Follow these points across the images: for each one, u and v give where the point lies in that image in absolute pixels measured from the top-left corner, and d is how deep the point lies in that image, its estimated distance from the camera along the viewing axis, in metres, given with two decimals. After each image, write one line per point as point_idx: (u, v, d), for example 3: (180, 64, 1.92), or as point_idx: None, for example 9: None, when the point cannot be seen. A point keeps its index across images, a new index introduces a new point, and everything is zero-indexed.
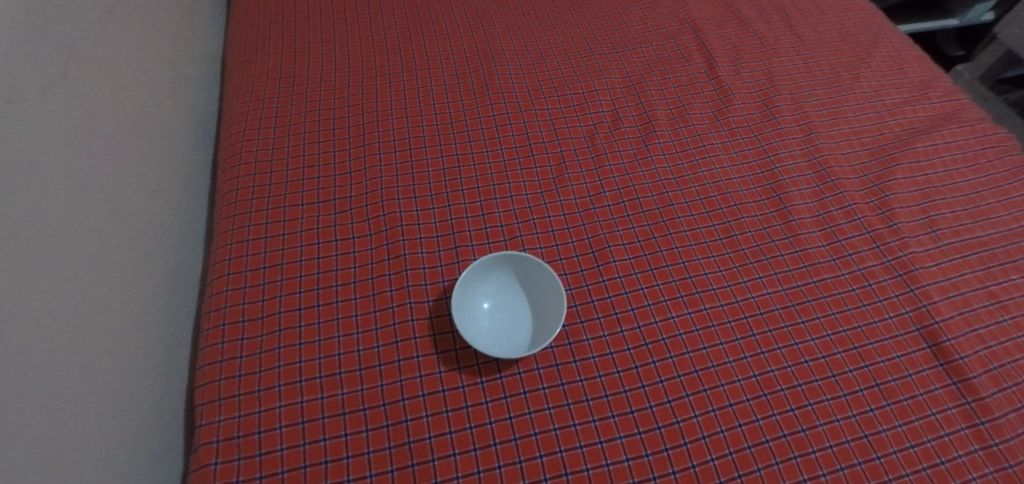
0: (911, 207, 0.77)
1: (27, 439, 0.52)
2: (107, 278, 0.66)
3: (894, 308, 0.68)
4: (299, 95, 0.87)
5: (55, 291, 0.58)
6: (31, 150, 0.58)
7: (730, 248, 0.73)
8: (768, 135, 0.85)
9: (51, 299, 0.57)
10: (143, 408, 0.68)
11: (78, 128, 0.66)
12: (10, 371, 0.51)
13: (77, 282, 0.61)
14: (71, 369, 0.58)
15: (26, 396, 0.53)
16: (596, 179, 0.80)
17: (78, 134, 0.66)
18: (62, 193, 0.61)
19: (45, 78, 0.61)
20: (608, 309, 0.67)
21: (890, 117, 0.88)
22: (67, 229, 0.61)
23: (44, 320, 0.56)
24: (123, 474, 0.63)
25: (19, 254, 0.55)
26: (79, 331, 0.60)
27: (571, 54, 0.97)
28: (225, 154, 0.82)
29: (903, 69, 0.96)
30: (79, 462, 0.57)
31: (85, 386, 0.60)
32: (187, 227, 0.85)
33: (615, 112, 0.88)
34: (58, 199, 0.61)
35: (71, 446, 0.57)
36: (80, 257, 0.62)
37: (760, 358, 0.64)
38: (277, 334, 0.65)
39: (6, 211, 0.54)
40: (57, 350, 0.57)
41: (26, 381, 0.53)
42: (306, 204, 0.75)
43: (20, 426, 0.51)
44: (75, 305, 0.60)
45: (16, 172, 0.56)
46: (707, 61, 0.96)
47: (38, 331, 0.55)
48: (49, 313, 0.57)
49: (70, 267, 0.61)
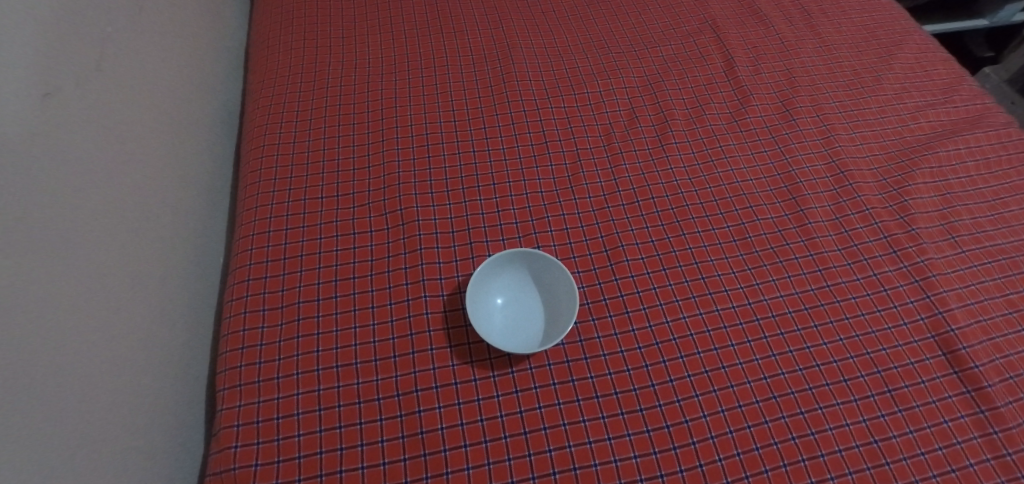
0: (931, 213, 0.76)
1: (58, 416, 0.55)
2: (134, 265, 0.68)
3: (909, 314, 0.68)
4: (320, 90, 0.89)
5: (86, 277, 0.60)
6: (68, 140, 0.61)
7: (744, 250, 0.73)
8: (786, 137, 0.84)
9: (82, 284, 0.60)
10: (166, 391, 0.70)
11: (109, 120, 0.68)
12: (47, 350, 0.54)
13: (106, 268, 0.64)
14: (100, 351, 0.61)
15: (60, 375, 0.56)
16: (611, 178, 0.80)
17: (110, 125, 0.68)
18: (95, 182, 0.64)
19: (80, 71, 0.64)
20: (619, 308, 0.67)
21: (912, 120, 0.87)
22: (97, 216, 0.64)
23: (77, 304, 0.59)
24: (147, 454, 0.65)
25: (52, 240, 0.57)
26: (107, 315, 0.63)
27: (589, 52, 0.97)
28: (248, 147, 0.84)
29: (927, 72, 0.94)
30: (106, 441, 0.60)
31: (114, 368, 0.62)
32: (210, 217, 0.87)
33: (631, 111, 0.88)
34: (92, 187, 0.64)
35: (99, 425, 0.59)
36: (109, 243, 0.65)
37: (771, 360, 0.64)
38: (296, 323, 0.66)
39: (45, 196, 0.57)
40: (88, 332, 0.60)
41: (59, 361, 0.56)
42: (325, 197, 0.77)
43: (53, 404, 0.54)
44: (103, 290, 0.63)
45: (54, 159, 0.59)
46: (726, 61, 0.95)
47: (70, 314, 0.58)
48: (81, 297, 0.59)
49: (100, 254, 0.63)
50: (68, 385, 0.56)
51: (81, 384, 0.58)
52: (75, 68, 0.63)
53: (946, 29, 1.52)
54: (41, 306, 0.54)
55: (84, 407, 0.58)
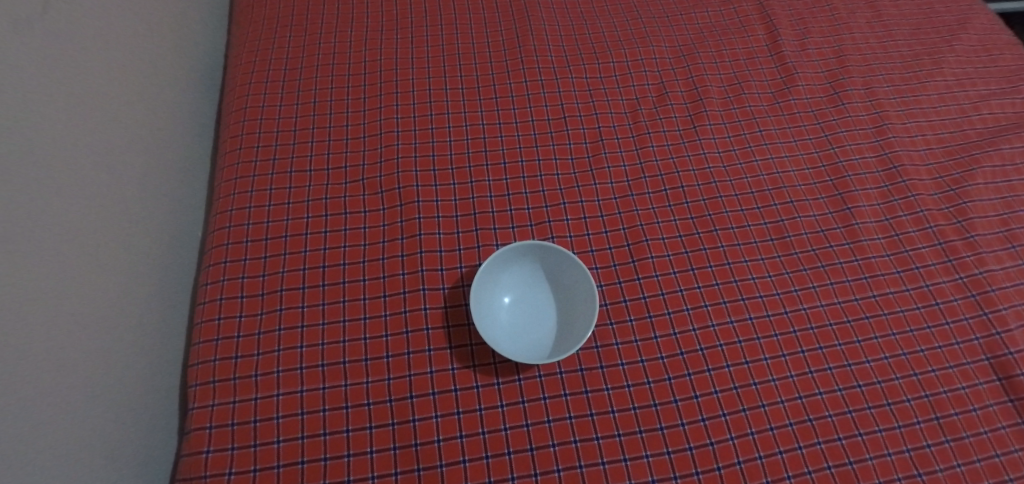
0: (990, 218, 0.68)
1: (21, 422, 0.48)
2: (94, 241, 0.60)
3: (963, 333, 0.61)
4: (311, 45, 0.79)
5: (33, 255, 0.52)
6: (10, 94, 0.52)
7: (782, 251, 0.65)
8: (833, 123, 0.75)
9: (37, 265, 0.52)
10: (135, 381, 0.63)
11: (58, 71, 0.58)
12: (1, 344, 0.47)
13: (59, 244, 0.55)
14: (63, 342, 0.54)
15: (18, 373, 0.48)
16: (636, 161, 0.72)
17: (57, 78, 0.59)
18: (50, 144, 0.56)
19: (18, 14, 0.54)
20: (641, 312, 0.60)
21: (973, 111, 0.78)
22: (53, 185, 0.55)
23: (29, 286, 0.51)
24: (113, 450, 0.59)
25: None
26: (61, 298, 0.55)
27: (615, 16, 0.87)
28: (229, 107, 0.75)
29: (992, 56, 0.84)
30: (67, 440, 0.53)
31: (76, 359, 0.55)
32: (187, 184, 0.79)
33: (661, 86, 0.79)
34: (46, 150, 0.55)
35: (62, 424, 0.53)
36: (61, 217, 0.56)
37: (808, 378, 0.58)
38: (278, 314, 0.59)
39: None
40: (46, 320, 0.52)
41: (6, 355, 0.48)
42: (314, 169, 0.68)
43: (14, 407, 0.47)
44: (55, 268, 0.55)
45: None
46: (769, 33, 0.85)
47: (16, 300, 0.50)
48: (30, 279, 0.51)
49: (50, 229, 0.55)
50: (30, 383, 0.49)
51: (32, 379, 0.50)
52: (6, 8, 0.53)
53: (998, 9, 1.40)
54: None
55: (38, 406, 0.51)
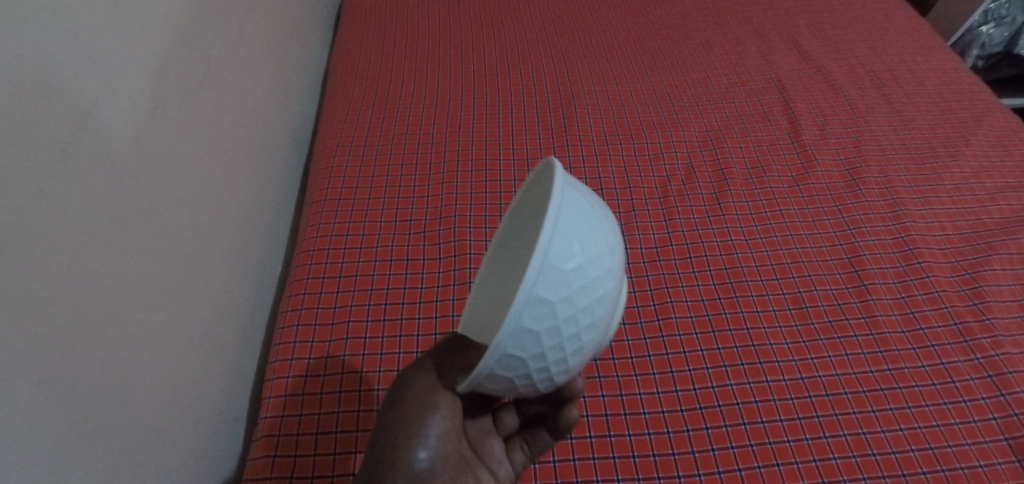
0: (1009, 302, 0.72)
1: (140, 422, 0.56)
2: (193, 274, 0.67)
3: (980, 412, 0.63)
4: (390, 118, 0.94)
5: (139, 278, 0.57)
6: (170, 154, 0.64)
7: (799, 320, 0.71)
8: (850, 206, 0.82)
9: (166, 288, 0.62)
10: (222, 393, 0.73)
11: (193, 132, 0.69)
12: (132, 360, 0.55)
13: (188, 271, 0.66)
14: (173, 354, 0.62)
15: (141, 378, 0.56)
16: (664, 230, 0.80)
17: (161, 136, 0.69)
18: (186, 194, 0.67)
19: (187, 87, 0.68)
20: (663, 367, 0.67)
21: (991, 202, 0.83)
22: (182, 227, 0.66)
23: (157, 305, 0.60)
24: (197, 446, 0.66)
25: (118, 239, 0.55)
26: (157, 322, 0.60)
27: (650, 103, 0.98)
28: (317, 166, 0.90)
29: (1009, 151, 0.91)
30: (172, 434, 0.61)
31: (183, 375, 0.64)
32: (273, 227, 0.93)
33: (689, 166, 0.88)
34: (183, 198, 0.66)
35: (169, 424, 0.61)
36: (168, 248, 0.63)
37: (823, 442, 0.61)
38: (344, 342, 0.68)
39: (142, 200, 0.59)
40: (164, 337, 0.60)
41: (104, 364, 0.51)
42: (384, 221, 0.80)
43: (136, 406, 0.55)
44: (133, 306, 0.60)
45: (154, 170, 0.61)
46: (791, 123, 0.94)
47: (122, 321, 0.54)
48: (134, 302, 0.56)
49: (158, 261, 0.61)
50: (144, 394, 0.57)
51: (122, 396, 0.53)
52: (168, 78, 0.64)
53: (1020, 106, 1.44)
54: (92, 304, 0.51)
55: (128, 418, 0.54)
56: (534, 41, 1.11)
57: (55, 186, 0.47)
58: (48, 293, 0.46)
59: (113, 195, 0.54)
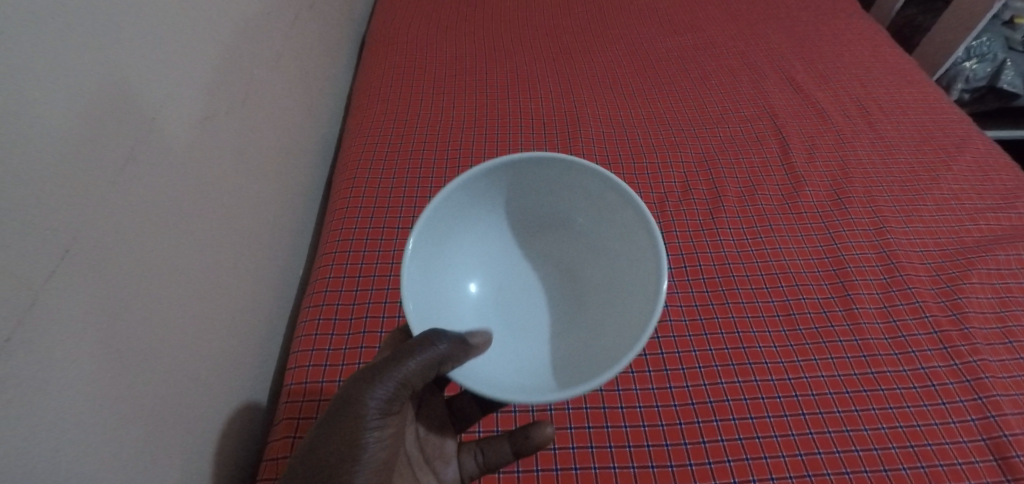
0: (987, 313, 0.76)
1: (178, 396, 0.62)
2: (229, 269, 0.74)
3: (959, 413, 0.67)
4: (408, 135, 1.01)
5: (184, 267, 0.64)
6: (216, 162, 0.72)
7: (787, 326, 0.75)
8: (836, 222, 0.87)
9: (206, 279, 0.69)
10: (249, 383, 0.79)
11: (235, 142, 0.77)
12: (174, 340, 0.62)
13: (225, 266, 0.73)
14: (208, 340, 0.68)
15: (180, 357, 0.63)
16: (661, 242, 0.86)
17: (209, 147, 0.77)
18: (227, 196, 0.74)
19: (231, 103, 0.76)
20: (658, 365, 0.72)
21: (970, 221, 0.88)
22: (222, 226, 0.73)
23: (197, 292, 0.66)
24: (226, 429, 0.72)
25: (168, 231, 0.62)
26: (196, 310, 0.66)
27: (650, 126, 1.05)
28: (340, 178, 0.97)
29: (988, 176, 0.96)
30: (206, 414, 0.67)
31: (216, 360, 0.70)
32: (300, 235, 1.01)
33: (686, 184, 0.94)
34: (224, 200, 0.74)
35: (203, 404, 0.67)
36: (209, 243, 0.70)
37: (808, 438, 0.65)
38: (362, 335, 0.73)
39: (190, 199, 0.66)
40: (200, 323, 0.67)
41: (149, 341, 0.58)
42: (401, 228, 0.86)
43: (175, 382, 0.62)
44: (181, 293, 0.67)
45: (202, 174, 0.68)
46: (781, 146, 1.00)
47: (167, 304, 0.61)
48: (177, 288, 0.63)
49: (201, 255, 0.68)
50: (182, 372, 0.63)
51: (162, 369, 0.60)
52: (217, 93, 0.73)
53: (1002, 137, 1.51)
54: (144, 286, 0.58)
55: (165, 390, 0.60)
56: (543, 69, 1.19)
57: (120, 182, 0.55)
58: (107, 271, 0.53)
59: (166, 193, 0.62)
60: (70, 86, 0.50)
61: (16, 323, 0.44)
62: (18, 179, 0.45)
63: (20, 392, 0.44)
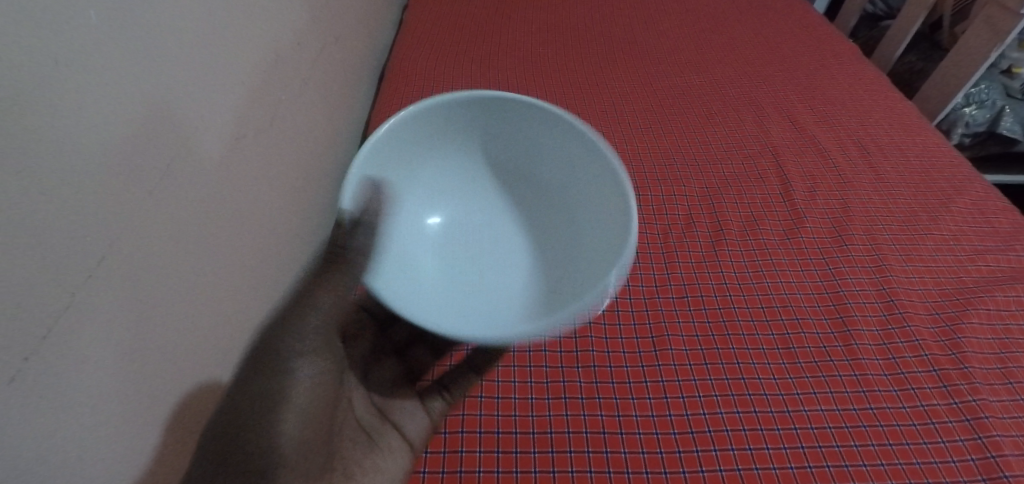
0: (986, 354, 0.77)
1: (189, 402, 0.64)
2: (246, 282, 0.77)
3: (959, 452, 0.67)
4: None
5: (206, 278, 0.67)
6: (241, 179, 0.76)
7: (787, 358, 0.77)
8: (836, 259, 0.89)
9: (225, 291, 0.71)
10: None
11: (260, 162, 0.81)
12: (189, 348, 0.64)
13: (244, 279, 0.76)
14: (222, 349, 0.70)
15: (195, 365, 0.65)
16: (664, 271, 0.88)
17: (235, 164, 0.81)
18: (249, 213, 0.78)
19: (259, 125, 0.81)
20: (659, 392, 0.73)
21: (969, 262, 0.90)
22: (244, 240, 0.76)
23: (214, 302, 0.69)
24: None
25: (194, 243, 0.65)
26: (213, 319, 0.69)
27: (655, 161, 1.09)
28: None
29: (987, 219, 0.98)
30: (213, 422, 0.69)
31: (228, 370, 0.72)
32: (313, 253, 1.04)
33: (689, 217, 0.97)
34: (247, 216, 0.77)
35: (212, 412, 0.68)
36: (230, 256, 0.73)
37: (807, 471, 0.65)
38: None
39: (216, 213, 0.69)
40: (216, 332, 0.69)
41: (169, 347, 0.60)
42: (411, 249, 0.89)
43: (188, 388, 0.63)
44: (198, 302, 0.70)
45: (228, 190, 0.72)
46: (783, 184, 1.03)
47: (187, 313, 0.64)
48: (198, 298, 0.66)
49: (221, 267, 0.70)
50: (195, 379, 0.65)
51: (175, 377, 0.62)
52: (247, 116, 0.77)
53: (1000, 181, 1.56)
54: (168, 294, 0.60)
55: (176, 396, 0.62)
56: (553, 103, 1.24)
57: (156, 195, 0.59)
58: (137, 278, 0.56)
59: (195, 207, 0.65)
60: (120, 105, 0.54)
61: (50, 326, 0.46)
62: (71, 188, 0.48)
63: (48, 391, 0.46)
